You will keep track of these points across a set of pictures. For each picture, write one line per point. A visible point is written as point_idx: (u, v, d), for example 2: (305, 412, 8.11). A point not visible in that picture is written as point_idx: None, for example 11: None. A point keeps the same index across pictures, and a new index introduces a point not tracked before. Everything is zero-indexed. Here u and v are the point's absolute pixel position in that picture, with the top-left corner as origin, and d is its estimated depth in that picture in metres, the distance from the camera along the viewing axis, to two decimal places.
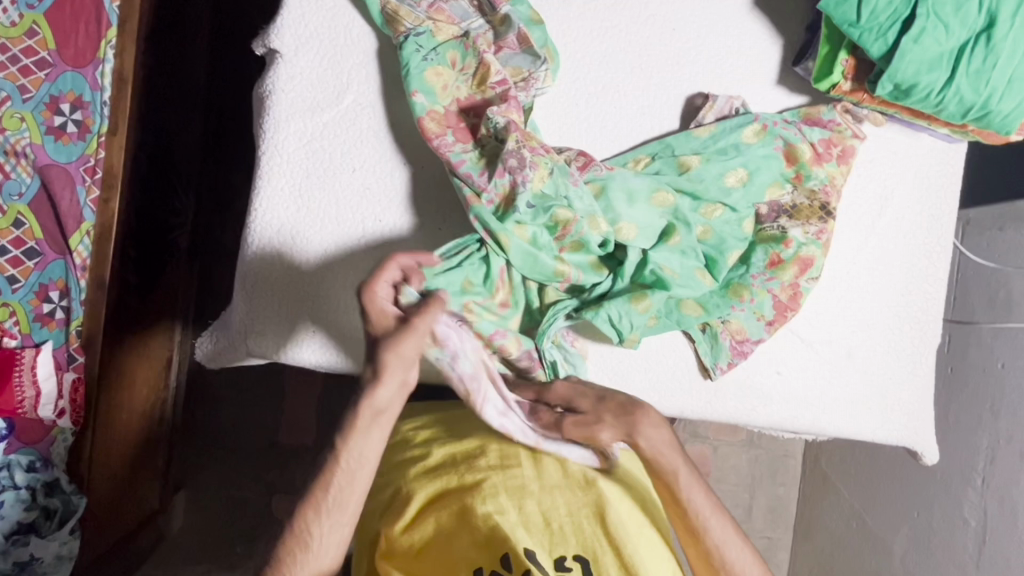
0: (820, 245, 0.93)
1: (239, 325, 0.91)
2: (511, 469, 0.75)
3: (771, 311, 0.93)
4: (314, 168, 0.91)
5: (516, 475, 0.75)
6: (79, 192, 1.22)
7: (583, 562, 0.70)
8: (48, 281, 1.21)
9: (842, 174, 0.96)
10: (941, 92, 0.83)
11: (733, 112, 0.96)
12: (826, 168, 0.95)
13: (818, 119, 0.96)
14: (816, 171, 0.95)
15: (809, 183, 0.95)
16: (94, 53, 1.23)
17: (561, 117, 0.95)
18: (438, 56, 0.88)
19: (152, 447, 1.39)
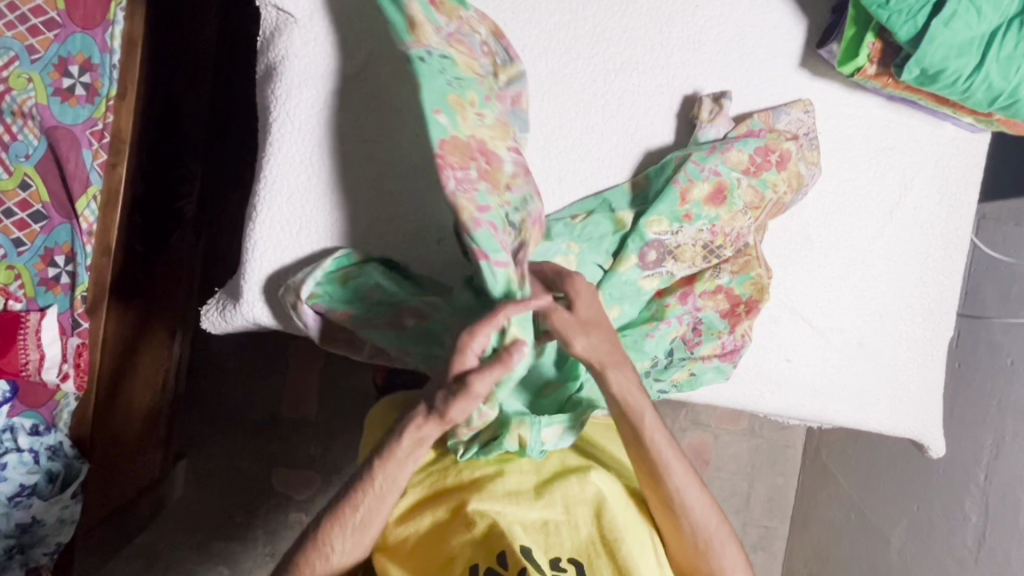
0: (750, 278, 0.88)
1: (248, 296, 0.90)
2: (510, 471, 0.78)
3: (723, 325, 0.88)
4: (326, 136, 0.90)
5: (515, 480, 0.77)
6: (85, 155, 1.21)
7: (577, 564, 0.71)
8: (54, 246, 1.21)
9: (784, 182, 0.90)
10: (969, 79, 0.81)
11: (722, 109, 0.91)
12: (766, 176, 0.89)
13: (749, 131, 0.91)
14: (754, 180, 0.89)
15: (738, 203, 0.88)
16: (104, 15, 1.22)
17: (576, 94, 0.91)
18: (455, 82, 0.78)
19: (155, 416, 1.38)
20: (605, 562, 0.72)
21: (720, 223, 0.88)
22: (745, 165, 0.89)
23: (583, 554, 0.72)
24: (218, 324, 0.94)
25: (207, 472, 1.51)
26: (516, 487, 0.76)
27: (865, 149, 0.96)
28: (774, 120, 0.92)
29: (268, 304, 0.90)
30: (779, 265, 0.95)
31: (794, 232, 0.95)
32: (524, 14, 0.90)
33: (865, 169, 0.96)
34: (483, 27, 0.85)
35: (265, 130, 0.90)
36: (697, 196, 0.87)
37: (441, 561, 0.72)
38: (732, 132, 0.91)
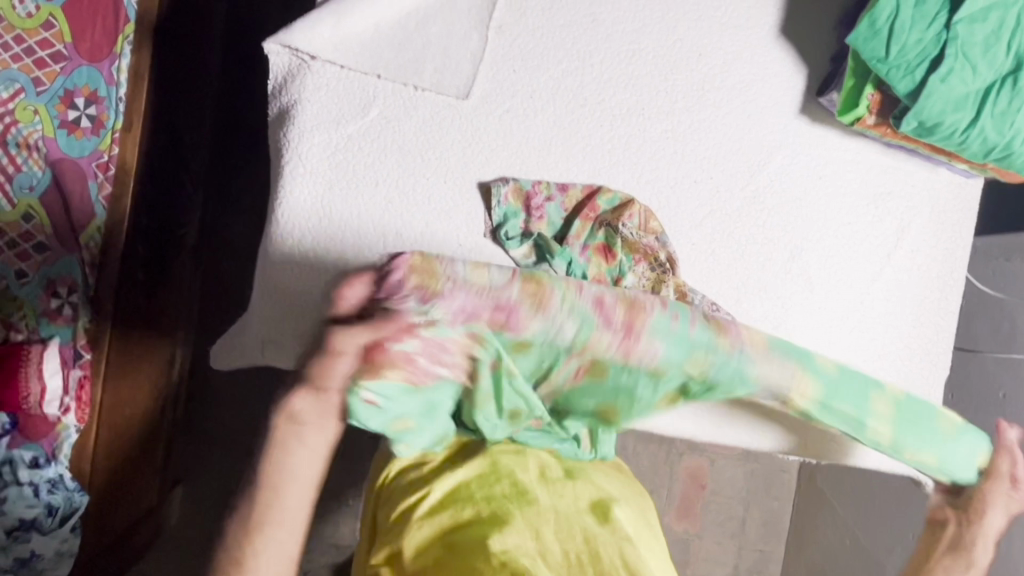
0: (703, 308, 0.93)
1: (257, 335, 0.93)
2: (527, 502, 0.78)
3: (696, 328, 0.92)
4: (300, 169, 0.90)
5: (531, 511, 0.77)
6: (91, 188, 1.25)
7: None
8: (57, 276, 1.23)
9: (617, 213, 0.91)
10: (965, 132, 0.83)
11: (599, 217, 0.92)
12: (603, 211, 0.92)
13: (598, 203, 0.92)
14: (613, 228, 0.91)
15: (625, 233, 0.91)
16: (110, 48, 1.25)
17: (583, 141, 0.94)
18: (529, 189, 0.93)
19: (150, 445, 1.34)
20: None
21: (606, 226, 0.91)
22: (639, 221, 0.91)
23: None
24: (228, 364, 0.96)
25: (204, 498, 1.49)
26: (534, 517, 0.77)
27: (863, 194, 0.98)
28: (613, 204, 0.92)
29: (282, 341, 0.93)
30: (780, 306, 0.97)
31: (794, 274, 0.97)
32: (531, 62, 0.93)
33: (863, 213, 0.98)
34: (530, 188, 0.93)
35: (277, 173, 0.91)
36: (571, 205, 0.93)
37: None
38: (608, 214, 0.92)
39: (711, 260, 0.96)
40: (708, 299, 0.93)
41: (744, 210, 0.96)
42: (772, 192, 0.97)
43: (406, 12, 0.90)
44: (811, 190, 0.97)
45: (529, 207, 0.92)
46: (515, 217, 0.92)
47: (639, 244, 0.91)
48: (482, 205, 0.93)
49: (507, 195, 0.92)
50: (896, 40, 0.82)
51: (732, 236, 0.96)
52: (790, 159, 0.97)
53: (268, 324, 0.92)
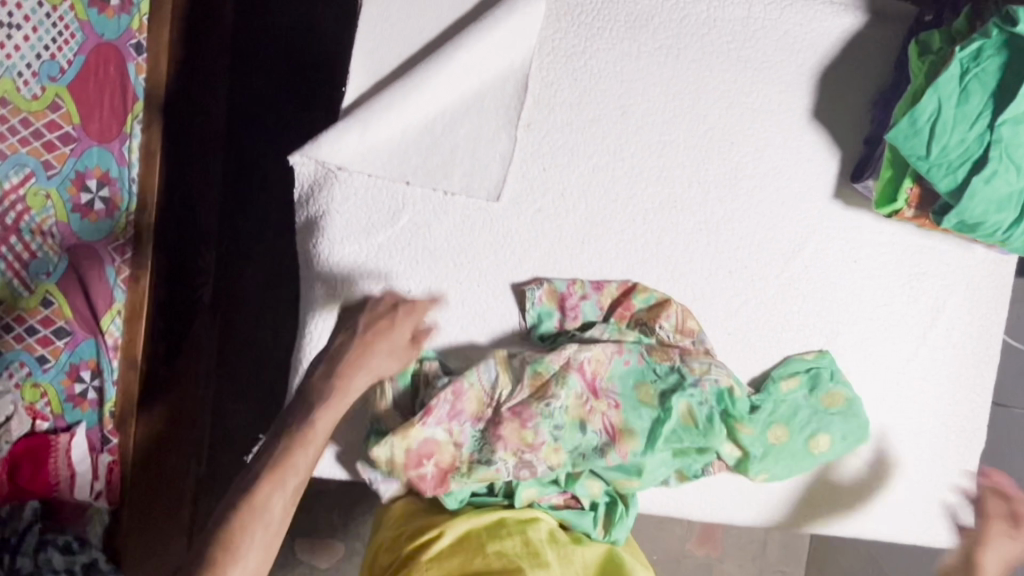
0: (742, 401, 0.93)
1: None
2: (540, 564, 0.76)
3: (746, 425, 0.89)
4: (332, 279, 0.88)
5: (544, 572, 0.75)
6: (109, 273, 1.21)
7: None
8: (79, 361, 1.20)
9: (652, 312, 0.90)
10: (1008, 230, 0.82)
11: (633, 316, 0.91)
12: (638, 309, 0.91)
13: (633, 302, 0.91)
14: (648, 328, 0.89)
15: (662, 333, 0.89)
16: (120, 127, 1.20)
17: (616, 236, 0.92)
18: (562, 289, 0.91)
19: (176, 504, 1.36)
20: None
21: (642, 325, 0.90)
22: (676, 321, 0.89)
23: None
24: None
25: None
26: None
27: (898, 275, 0.97)
28: (648, 301, 0.91)
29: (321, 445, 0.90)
30: None
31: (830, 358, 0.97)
32: (561, 159, 0.91)
33: (898, 294, 0.97)
34: (563, 287, 0.91)
35: (308, 283, 0.89)
36: (604, 303, 0.91)
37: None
38: (644, 312, 0.91)
39: (747, 349, 0.95)
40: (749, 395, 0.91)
41: (780, 297, 0.95)
42: (807, 278, 0.96)
43: (433, 117, 0.88)
44: (846, 274, 0.96)
45: (564, 308, 0.91)
46: (549, 318, 0.90)
47: (674, 347, 0.89)
48: (516, 306, 0.91)
49: (540, 296, 0.90)
50: (938, 139, 0.80)
51: (768, 324, 0.95)
52: (825, 244, 0.96)
53: None
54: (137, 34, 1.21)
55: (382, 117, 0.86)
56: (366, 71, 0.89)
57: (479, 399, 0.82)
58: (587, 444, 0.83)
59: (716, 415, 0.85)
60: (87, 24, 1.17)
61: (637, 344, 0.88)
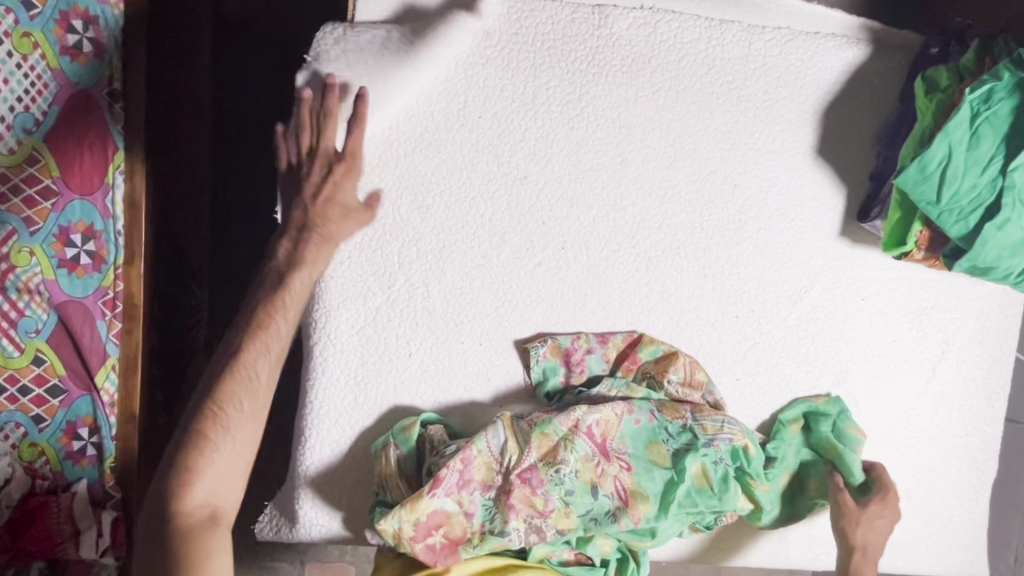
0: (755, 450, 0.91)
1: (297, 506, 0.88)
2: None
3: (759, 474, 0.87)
4: (331, 345, 0.86)
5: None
6: (100, 328, 1.06)
7: None
8: (75, 419, 1.07)
9: (659, 365, 0.88)
10: (1020, 274, 0.80)
11: (640, 370, 0.89)
12: (644, 363, 0.89)
13: (639, 355, 0.89)
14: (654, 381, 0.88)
15: (670, 386, 0.88)
16: (101, 179, 1.05)
17: (620, 286, 0.90)
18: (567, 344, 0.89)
19: None
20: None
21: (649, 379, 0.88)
22: (684, 374, 0.88)
23: None
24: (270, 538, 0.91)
25: None
26: None
27: (907, 311, 0.95)
28: (655, 354, 0.89)
29: (333, 510, 0.88)
30: None
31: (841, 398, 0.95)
32: (561, 212, 0.88)
33: (907, 329, 0.96)
34: (568, 343, 0.89)
35: (306, 349, 0.87)
36: (610, 358, 0.90)
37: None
38: (651, 366, 0.89)
39: (757, 393, 0.93)
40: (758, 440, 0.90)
41: (789, 339, 0.94)
42: (815, 318, 0.94)
43: (426, 177, 0.86)
44: (854, 312, 0.94)
45: (569, 363, 0.89)
46: (555, 374, 0.88)
47: (683, 401, 0.88)
48: (520, 363, 0.89)
49: (545, 352, 0.88)
50: (948, 185, 0.77)
51: (777, 367, 0.94)
52: (832, 283, 0.93)
53: (315, 500, 0.88)
54: (113, 82, 1.04)
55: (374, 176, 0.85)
56: None
57: (488, 466, 0.80)
58: (601, 508, 0.81)
59: (731, 475, 0.84)
60: (60, 72, 1.01)
61: (646, 401, 0.86)
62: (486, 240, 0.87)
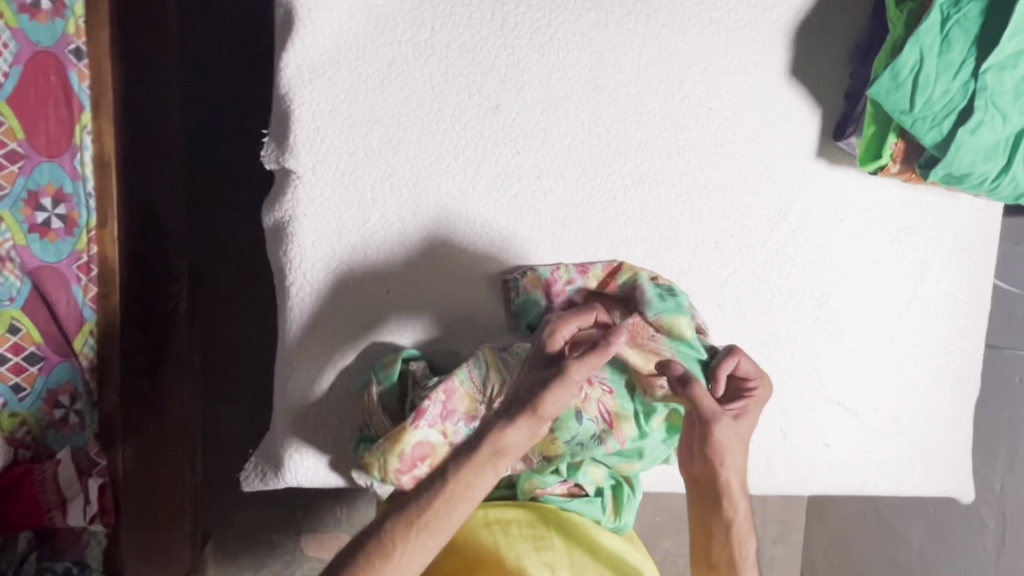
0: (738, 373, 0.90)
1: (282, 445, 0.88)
2: (544, 546, 0.79)
3: None
4: (306, 285, 0.85)
5: (547, 554, 0.79)
6: (76, 292, 1.09)
7: None
8: (55, 385, 1.08)
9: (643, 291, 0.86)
10: (996, 179, 0.80)
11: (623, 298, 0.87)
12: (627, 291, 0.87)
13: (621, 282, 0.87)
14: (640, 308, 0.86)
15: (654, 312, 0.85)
16: (70, 139, 1.04)
17: (598, 215, 0.89)
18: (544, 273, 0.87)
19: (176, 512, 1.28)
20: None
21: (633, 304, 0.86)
22: (667, 299, 0.86)
23: None
24: (258, 485, 0.91)
25: (234, 555, 1.40)
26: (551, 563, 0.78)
27: (886, 231, 0.95)
28: (637, 281, 0.87)
29: (317, 452, 0.88)
30: (811, 355, 0.96)
31: (823, 321, 0.95)
32: (535, 140, 0.87)
33: (886, 250, 0.96)
34: (545, 272, 0.87)
35: (281, 291, 0.86)
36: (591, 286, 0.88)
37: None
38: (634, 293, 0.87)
39: (739, 319, 0.93)
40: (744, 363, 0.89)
41: (769, 262, 0.93)
42: (795, 241, 0.93)
43: (396, 108, 0.84)
44: (834, 234, 0.94)
45: (550, 293, 0.87)
46: (536, 306, 0.87)
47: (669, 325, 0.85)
48: (500, 297, 0.89)
49: (523, 285, 0.87)
50: (921, 92, 0.77)
51: (759, 292, 0.93)
52: (811, 205, 0.93)
53: (300, 439, 0.87)
54: (74, 39, 1.03)
55: (344, 109, 0.83)
56: (323, 58, 0.83)
57: (471, 396, 0.80)
58: (586, 433, 0.81)
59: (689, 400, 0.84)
60: (21, 32, 0.98)
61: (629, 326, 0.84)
62: (460, 171, 0.86)
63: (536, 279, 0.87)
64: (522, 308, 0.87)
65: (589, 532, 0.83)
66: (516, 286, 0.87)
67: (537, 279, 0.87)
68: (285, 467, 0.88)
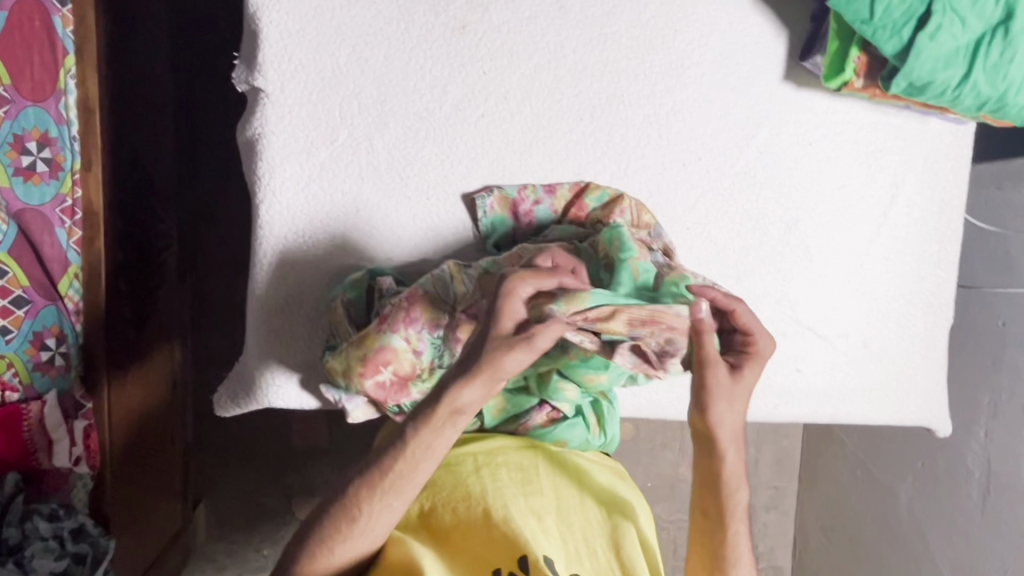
0: None
1: (253, 365, 0.88)
2: (532, 491, 0.82)
3: None
4: (275, 203, 0.86)
5: (535, 500, 0.82)
6: (60, 235, 1.05)
7: None
8: (41, 330, 1.05)
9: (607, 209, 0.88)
10: (958, 88, 0.80)
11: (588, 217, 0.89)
12: (592, 209, 0.88)
13: (586, 202, 0.89)
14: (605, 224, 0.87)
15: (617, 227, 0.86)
16: (54, 85, 1.02)
17: (565, 136, 0.90)
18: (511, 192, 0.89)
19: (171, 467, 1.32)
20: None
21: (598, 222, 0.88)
22: (632, 216, 0.88)
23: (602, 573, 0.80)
24: (230, 409, 0.91)
25: (229, 511, 1.45)
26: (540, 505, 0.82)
27: (855, 154, 0.96)
28: (601, 199, 0.89)
29: (287, 371, 0.89)
30: (781, 279, 0.96)
31: (793, 244, 0.96)
32: (501, 61, 0.88)
33: (856, 173, 0.96)
34: (512, 192, 0.89)
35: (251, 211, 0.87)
36: (558, 206, 0.89)
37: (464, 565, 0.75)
38: (599, 211, 0.88)
39: (708, 242, 0.94)
40: None
41: (738, 185, 0.94)
42: (763, 164, 0.94)
43: (362, 27, 0.85)
44: (802, 157, 0.95)
45: (517, 214, 0.89)
46: (503, 226, 0.88)
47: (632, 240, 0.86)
48: (468, 217, 0.89)
49: (490, 204, 0.88)
50: None
51: (729, 215, 0.94)
52: (778, 127, 0.94)
53: (270, 358, 0.88)
54: None
55: (312, 29, 0.85)
56: None
57: (433, 304, 0.80)
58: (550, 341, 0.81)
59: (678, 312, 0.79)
60: None
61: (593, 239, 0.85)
62: (426, 90, 0.87)
63: (503, 198, 0.88)
64: (491, 228, 0.89)
65: (574, 478, 0.86)
66: (484, 206, 0.88)
67: (504, 198, 0.89)
68: (255, 386, 0.88)
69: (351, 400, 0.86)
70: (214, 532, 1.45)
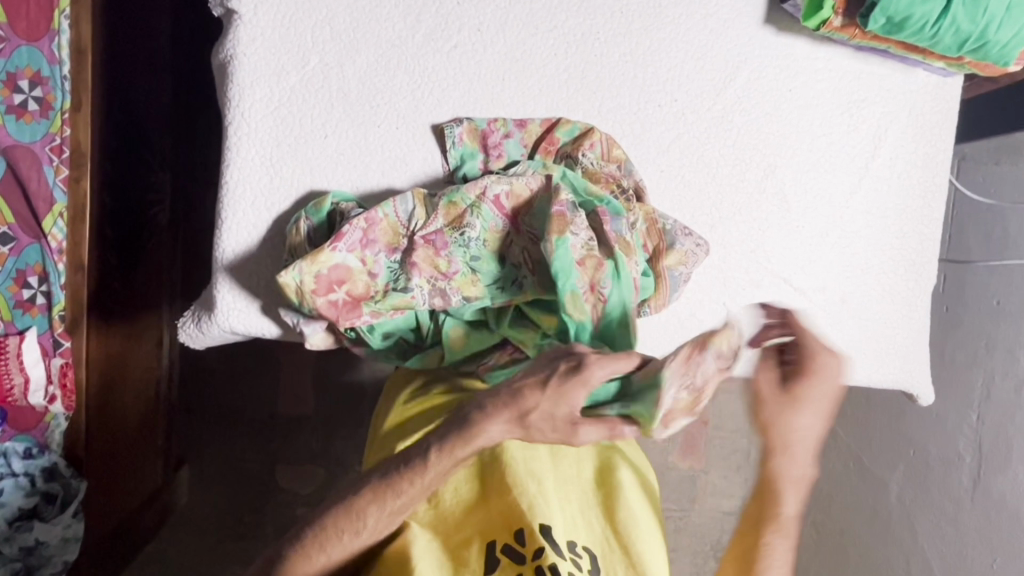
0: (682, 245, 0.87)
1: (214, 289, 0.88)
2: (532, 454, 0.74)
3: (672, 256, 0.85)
4: (244, 124, 0.86)
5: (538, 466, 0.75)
6: (47, 172, 1.00)
7: (592, 552, 0.70)
8: (23, 267, 0.99)
9: (577, 145, 0.87)
10: (936, 24, 0.79)
11: (558, 154, 0.88)
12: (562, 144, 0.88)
13: (557, 137, 0.88)
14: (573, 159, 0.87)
15: (585, 163, 0.86)
16: (49, 24, 0.99)
17: (538, 71, 0.89)
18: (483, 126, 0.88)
19: (153, 421, 1.26)
20: (619, 555, 0.72)
21: (568, 158, 0.87)
22: (601, 150, 0.87)
23: (599, 541, 0.72)
24: (195, 339, 0.90)
25: (213, 476, 1.40)
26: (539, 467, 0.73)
27: (836, 103, 0.94)
28: (572, 134, 0.88)
29: (248, 297, 0.88)
30: (756, 227, 0.94)
31: (770, 192, 0.94)
32: None
33: (837, 123, 0.94)
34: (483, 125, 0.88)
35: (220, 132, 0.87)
36: (529, 141, 0.89)
37: (459, 540, 0.70)
38: (569, 146, 0.88)
39: (683, 185, 0.92)
40: (681, 223, 0.87)
41: (714, 128, 0.92)
42: (742, 108, 0.92)
43: None
44: (782, 103, 0.93)
45: (486, 147, 0.88)
46: (473, 160, 0.88)
47: (600, 174, 0.87)
48: (437, 148, 0.89)
49: (461, 135, 0.87)
50: None
51: (705, 159, 0.92)
52: (758, 71, 0.92)
53: (232, 283, 0.87)
54: None
55: None
56: None
57: (394, 229, 0.81)
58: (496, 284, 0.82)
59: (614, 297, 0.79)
60: None
61: (561, 178, 0.84)
62: (400, 18, 0.87)
63: (474, 131, 0.88)
64: (461, 162, 0.88)
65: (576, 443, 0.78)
66: (455, 139, 0.87)
67: (474, 132, 0.88)
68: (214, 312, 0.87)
69: (309, 324, 0.84)
70: (195, 497, 1.40)
